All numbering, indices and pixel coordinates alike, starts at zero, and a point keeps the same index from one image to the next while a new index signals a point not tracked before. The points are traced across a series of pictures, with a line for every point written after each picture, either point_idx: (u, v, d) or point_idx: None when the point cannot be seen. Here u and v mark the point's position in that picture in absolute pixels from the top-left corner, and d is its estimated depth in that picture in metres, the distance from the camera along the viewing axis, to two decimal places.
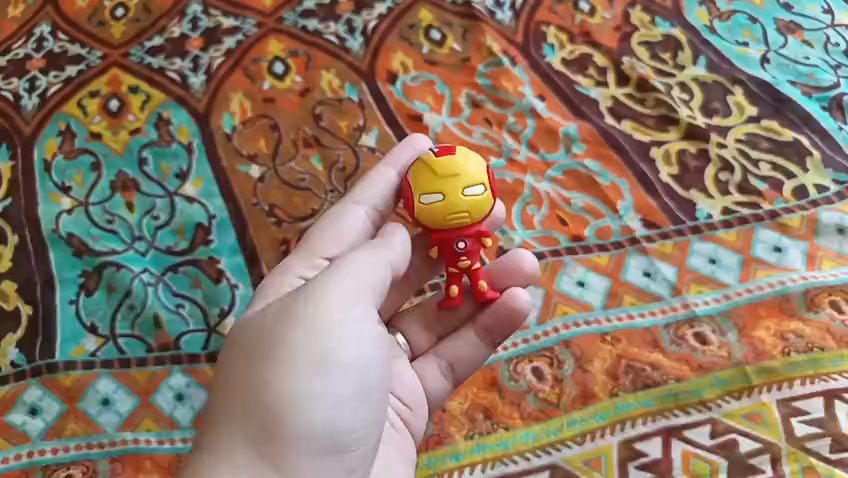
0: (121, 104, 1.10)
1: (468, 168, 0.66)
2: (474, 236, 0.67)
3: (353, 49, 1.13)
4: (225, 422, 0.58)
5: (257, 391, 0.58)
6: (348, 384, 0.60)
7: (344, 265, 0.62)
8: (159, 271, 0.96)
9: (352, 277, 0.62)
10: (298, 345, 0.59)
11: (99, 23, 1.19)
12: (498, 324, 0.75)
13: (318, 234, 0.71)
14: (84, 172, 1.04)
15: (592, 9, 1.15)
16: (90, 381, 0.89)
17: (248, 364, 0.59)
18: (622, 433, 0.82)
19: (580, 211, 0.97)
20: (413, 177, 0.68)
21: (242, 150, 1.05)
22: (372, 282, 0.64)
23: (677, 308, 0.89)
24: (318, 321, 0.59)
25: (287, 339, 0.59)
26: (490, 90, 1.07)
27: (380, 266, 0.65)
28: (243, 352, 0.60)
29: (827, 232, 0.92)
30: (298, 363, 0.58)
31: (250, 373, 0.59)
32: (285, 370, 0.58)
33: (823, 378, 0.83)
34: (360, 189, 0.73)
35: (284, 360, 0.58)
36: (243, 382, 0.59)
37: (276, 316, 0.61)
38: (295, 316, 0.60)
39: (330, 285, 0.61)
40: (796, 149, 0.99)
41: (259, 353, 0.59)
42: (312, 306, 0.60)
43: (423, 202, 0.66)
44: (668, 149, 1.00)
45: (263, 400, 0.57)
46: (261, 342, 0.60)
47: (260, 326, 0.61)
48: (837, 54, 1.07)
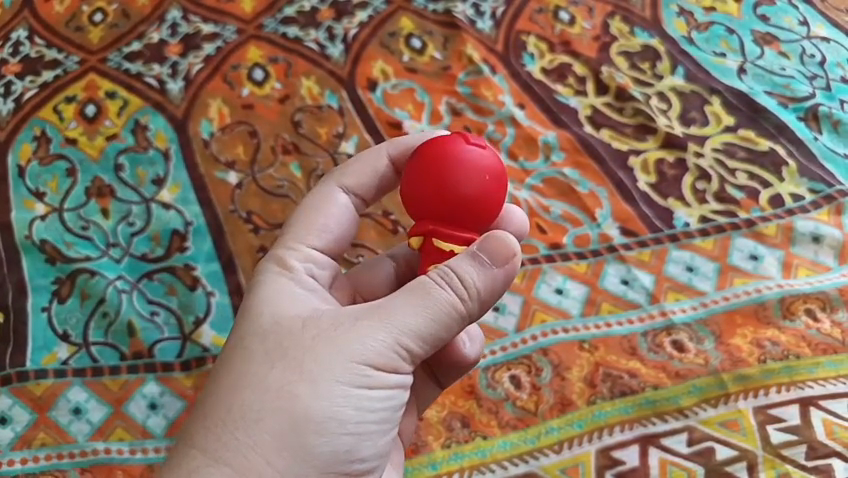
0: (98, 109, 1.09)
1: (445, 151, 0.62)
2: None
3: (334, 56, 1.12)
4: (237, 421, 0.55)
5: (282, 403, 0.55)
6: (376, 416, 0.57)
7: (436, 296, 0.55)
8: (134, 278, 0.95)
9: (437, 314, 0.56)
10: (344, 370, 0.55)
11: (77, 29, 1.18)
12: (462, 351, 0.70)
13: (301, 223, 0.66)
14: (59, 177, 1.03)
15: (572, 19, 1.16)
16: (61, 389, 0.88)
17: (280, 371, 0.56)
18: (600, 441, 0.81)
19: (559, 219, 0.97)
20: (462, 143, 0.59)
21: (220, 157, 1.04)
22: (458, 319, 0.57)
23: (655, 316, 0.89)
24: (364, 349, 0.55)
25: (333, 361, 0.55)
26: (470, 98, 1.07)
27: (470, 309, 0.57)
28: (277, 354, 0.56)
29: (803, 240, 0.93)
30: (337, 390, 0.55)
31: (279, 380, 0.55)
32: (323, 394, 0.55)
33: (799, 385, 0.83)
34: (351, 171, 0.68)
35: (321, 379, 0.55)
36: (267, 387, 0.55)
37: (323, 329, 0.57)
38: (346, 340, 0.56)
39: (406, 316, 0.55)
40: (772, 158, 1.00)
41: (294, 362, 0.56)
42: (371, 333, 0.55)
43: None
44: (646, 158, 1.01)
45: (287, 415, 0.54)
46: (298, 351, 0.56)
47: (298, 334, 0.57)
48: (813, 66, 1.08)
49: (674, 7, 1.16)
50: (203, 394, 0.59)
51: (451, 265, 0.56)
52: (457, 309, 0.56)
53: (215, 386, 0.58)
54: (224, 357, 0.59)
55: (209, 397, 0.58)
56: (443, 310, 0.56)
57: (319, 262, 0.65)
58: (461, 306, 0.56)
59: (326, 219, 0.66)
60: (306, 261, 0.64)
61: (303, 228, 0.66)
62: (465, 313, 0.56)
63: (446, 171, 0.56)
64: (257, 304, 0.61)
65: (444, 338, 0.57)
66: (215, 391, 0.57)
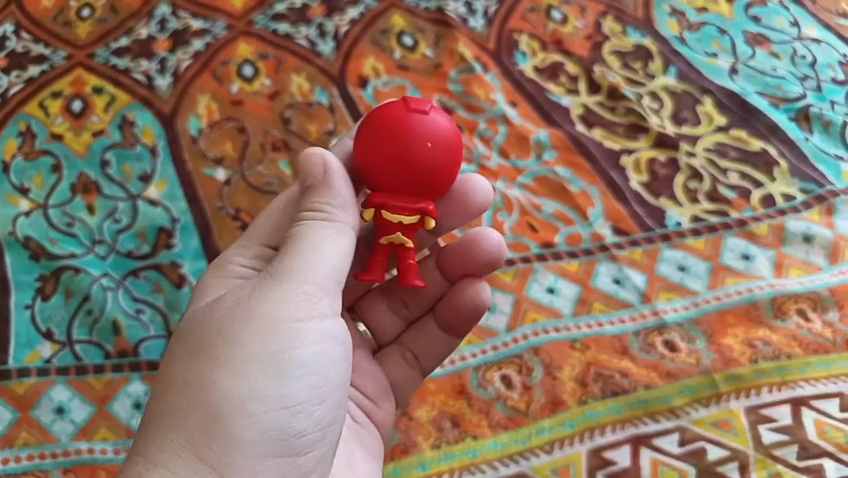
0: (85, 105, 1.07)
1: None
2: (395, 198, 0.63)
3: (324, 53, 1.11)
4: (164, 422, 0.55)
5: (203, 392, 0.55)
6: (305, 383, 0.57)
7: (322, 241, 0.59)
8: (120, 275, 0.94)
9: (323, 257, 0.58)
10: (253, 340, 0.56)
11: (64, 23, 1.16)
12: (456, 321, 0.73)
13: (258, 223, 0.68)
14: (44, 173, 1.01)
15: (564, 18, 1.15)
16: (44, 388, 0.86)
17: (197, 363, 0.56)
18: (592, 441, 0.81)
19: (550, 218, 0.96)
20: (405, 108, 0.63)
21: (208, 153, 1.03)
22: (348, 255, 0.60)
23: (646, 316, 0.89)
24: (268, 319, 0.57)
25: (239, 335, 0.56)
26: (461, 96, 1.07)
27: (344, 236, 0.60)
28: (191, 348, 0.58)
29: (795, 240, 0.93)
30: (251, 363, 0.56)
31: (197, 371, 0.56)
32: (237, 369, 0.55)
33: (791, 385, 0.83)
34: None
35: (236, 356, 0.56)
36: (188, 382, 0.56)
37: (230, 311, 0.58)
38: (250, 311, 0.57)
39: (295, 272, 0.58)
40: (764, 158, 0.99)
41: (207, 351, 0.57)
42: (266, 297, 0.57)
43: None
44: (638, 157, 1.00)
45: (208, 403, 0.55)
46: (212, 338, 0.57)
47: (210, 321, 0.58)
48: (804, 67, 1.08)
49: (666, 7, 1.16)
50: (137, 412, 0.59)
51: (312, 208, 0.60)
52: (343, 243, 0.60)
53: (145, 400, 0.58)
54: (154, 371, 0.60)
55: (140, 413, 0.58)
56: (332, 252, 0.59)
57: (271, 258, 0.66)
58: (343, 241, 0.60)
59: (282, 214, 0.66)
60: (257, 258, 0.66)
61: (265, 226, 0.67)
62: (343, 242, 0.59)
63: (412, 141, 0.60)
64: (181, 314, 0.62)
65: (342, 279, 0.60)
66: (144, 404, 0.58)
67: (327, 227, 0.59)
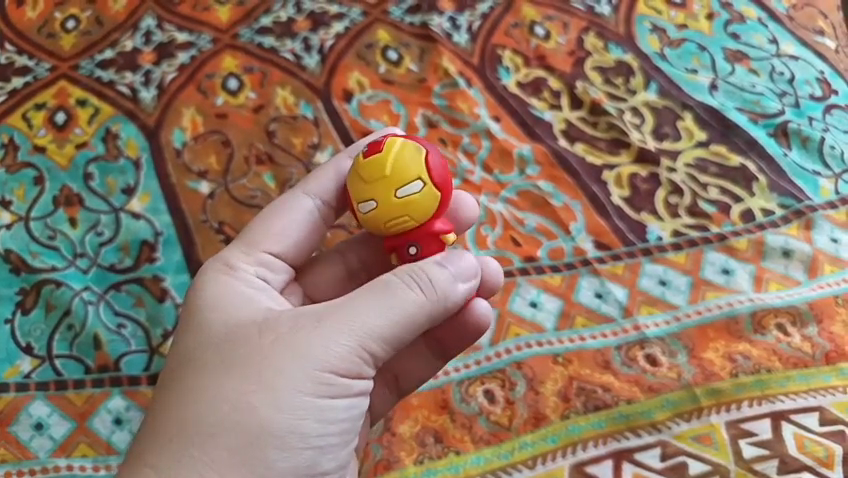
0: (68, 117, 1.07)
1: (401, 165, 0.60)
2: (424, 238, 0.62)
3: (309, 66, 1.12)
4: (194, 434, 0.57)
5: (239, 415, 0.56)
6: (337, 428, 0.59)
7: (405, 304, 0.58)
8: (101, 289, 0.93)
9: (397, 318, 0.58)
10: (301, 377, 0.57)
11: (49, 35, 1.16)
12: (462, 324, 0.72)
13: (264, 226, 0.69)
14: (26, 185, 1.01)
15: (547, 33, 1.16)
16: (23, 404, 0.86)
17: (237, 382, 0.58)
18: (574, 456, 0.81)
19: (533, 232, 0.97)
20: (350, 182, 0.62)
21: (192, 166, 1.02)
22: (426, 324, 0.60)
23: (628, 330, 0.89)
24: (322, 361, 0.57)
25: (288, 368, 0.57)
26: (445, 110, 1.07)
27: (431, 305, 0.59)
28: (234, 364, 0.59)
29: (773, 254, 0.94)
30: (293, 400, 0.57)
31: (237, 391, 0.57)
32: (279, 403, 0.57)
33: (770, 399, 0.83)
34: (315, 179, 0.70)
35: (280, 388, 0.57)
36: (227, 401, 0.57)
37: (281, 337, 0.58)
38: (301, 348, 0.57)
39: (366, 320, 0.58)
40: (743, 174, 1.01)
41: (252, 374, 0.57)
42: (323, 336, 0.58)
43: (361, 212, 0.61)
44: (620, 172, 1.01)
45: (244, 426, 0.56)
46: (260, 363, 0.58)
47: (258, 345, 0.59)
48: (783, 83, 1.09)
49: (648, 23, 1.17)
50: (158, 399, 0.61)
51: (416, 268, 0.59)
52: (425, 312, 0.59)
53: (171, 395, 0.60)
54: (182, 367, 0.61)
55: (163, 405, 0.60)
56: (410, 317, 0.59)
57: (272, 266, 0.68)
58: (425, 310, 0.59)
59: (283, 225, 0.69)
60: (259, 267, 0.67)
61: (265, 234, 0.69)
62: (429, 311, 0.59)
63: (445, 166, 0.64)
64: (211, 310, 0.63)
65: (405, 340, 0.60)
66: (170, 398, 0.60)
67: (414, 298, 0.58)
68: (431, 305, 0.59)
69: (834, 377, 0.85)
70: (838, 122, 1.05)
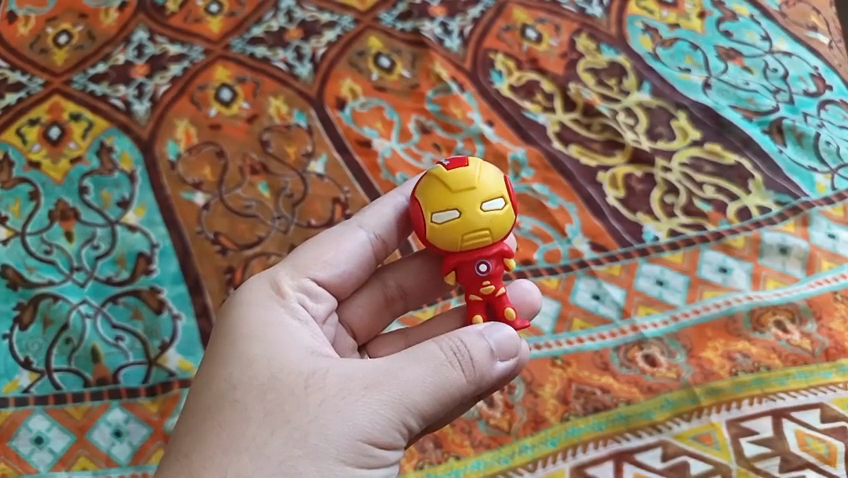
0: (62, 132, 1.07)
1: (484, 181, 0.62)
2: (496, 256, 0.63)
3: (302, 75, 1.12)
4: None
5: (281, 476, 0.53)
6: None
7: (451, 377, 0.58)
8: (98, 302, 0.93)
9: (443, 393, 0.57)
10: (346, 445, 0.54)
11: (41, 51, 1.16)
12: None
13: (311, 254, 0.68)
14: (21, 201, 1.01)
15: (539, 36, 1.16)
16: (22, 418, 0.86)
17: (282, 440, 0.54)
18: (574, 458, 0.81)
19: (529, 235, 0.97)
20: (424, 192, 0.63)
21: (187, 178, 1.03)
22: (462, 400, 0.60)
23: (625, 332, 0.89)
24: (369, 430, 0.55)
25: (334, 434, 0.54)
26: (439, 115, 1.08)
27: (473, 381, 0.59)
28: (277, 419, 0.55)
29: (771, 252, 0.94)
30: (337, 468, 0.54)
31: (280, 450, 0.54)
32: (323, 470, 0.54)
33: (771, 397, 0.83)
34: (370, 213, 0.70)
35: (325, 453, 0.54)
36: (268, 460, 0.53)
37: (328, 397, 0.56)
38: (351, 413, 0.55)
39: (415, 392, 0.56)
40: (738, 172, 1.00)
41: (296, 432, 0.54)
42: (372, 403, 0.56)
43: (436, 221, 0.62)
44: (614, 173, 1.01)
45: None
46: (305, 422, 0.55)
47: (304, 402, 0.56)
48: (777, 80, 1.09)
49: (640, 24, 1.17)
50: (183, 439, 0.57)
51: (464, 342, 0.59)
52: (466, 390, 0.59)
53: (203, 441, 0.55)
54: (211, 411, 0.57)
55: (193, 449, 0.55)
56: (453, 392, 0.58)
57: (315, 295, 0.67)
58: (468, 386, 0.59)
59: (334, 252, 0.68)
60: (301, 292, 0.66)
61: (311, 260, 0.68)
62: (469, 390, 0.59)
63: None
64: (250, 349, 0.60)
65: (442, 414, 0.59)
66: (202, 444, 0.55)
67: (461, 373, 0.58)
68: (473, 382, 0.59)
69: (834, 374, 0.84)
70: (833, 118, 1.05)
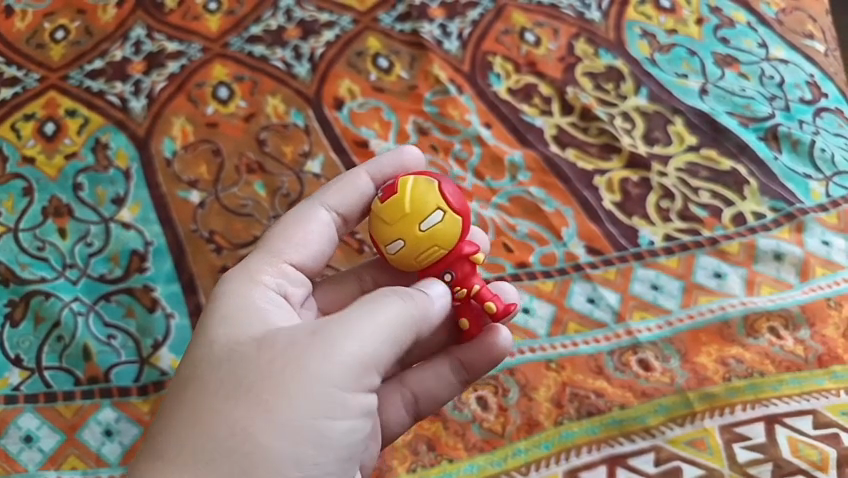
0: (57, 128, 1.07)
1: (419, 201, 0.62)
2: (457, 262, 0.64)
3: (300, 75, 1.12)
4: (186, 461, 0.53)
5: (274, 457, 0.53)
6: (338, 455, 0.55)
7: (393, 315, 0.57)
8: (91, 300, 0.92)
9: (389, 333, 0.57)
10: (301, 395, 0.54)
11: (38, 46, 1.16)
12: (475, 361, 0.69)
13: (278, 236, 0.67)
14: (15, 197, 1.00)
15: (537, 40, 1.16)
16: (12, 416, 0.85)
17: (237, 403, 0.54)
18: (567, 462, 0.81)
19: (525, 238, 0.97)
20: (370, 229, 0.65)
21: (182, 176, 1.02)
22: (412, 339, 0.59)
23: (620, 335, 0.89)
24: (322, 378, 0.54)
25: (287, 386, 0.54)
26: (436, 117, 1.08)
27: (418, 320, 0.59)
28: (232, 384, 0.55)
29: (765, 258, 0.94)
30: (296, 420, 0.53)
31: (237, 414, 0.53)
32: (279, 425, 0.53)
33: (764, 403, 0.83)
34: (333, 193, 0.69)
35: (314, 425, 0.54)
36: (225, 425, 0.53)
37: (279, 353, 0.55)
38: (303, 362, 0.55)
39: (363, 334, 0.56)
40: (734, 177, 1.01)
41: (251, 392, 0.54)
42: (319, 351, 0.55)
43: (387, 253, 0.63)
44: (611, 178, 1.01)
45: (240, 453, 0.52)
46: (257, 381, 0.54)
47: (255, 361, 0.55)
48: (773, 87, 1.09)
49: (638, 29, 1.17)
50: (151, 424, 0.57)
51: (412, 291, 0.60)
52: (411, 324, 0.59)
53: (165, 423, 0.55)
54: (175, 391, 0.57)
55: (157, 431, 0.56)
56: (399, 328, 0.58)
57: (291, 278, 0.65)
58: (412, 323, 0.58)
59: (306, 236, 0.67)
60: (280, 277, 0.65)
61: (278, 243, 0.66)
62: (415, 326, 0.59)
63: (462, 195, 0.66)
64: (209, 323, 0.60)
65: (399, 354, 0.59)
66: (164, 426, 0.55)
67: (401, 306, 0.58)
68: (416, 318, 0.59)
69: (827, 380, 0.85)
70: (828, 125, 1.05)
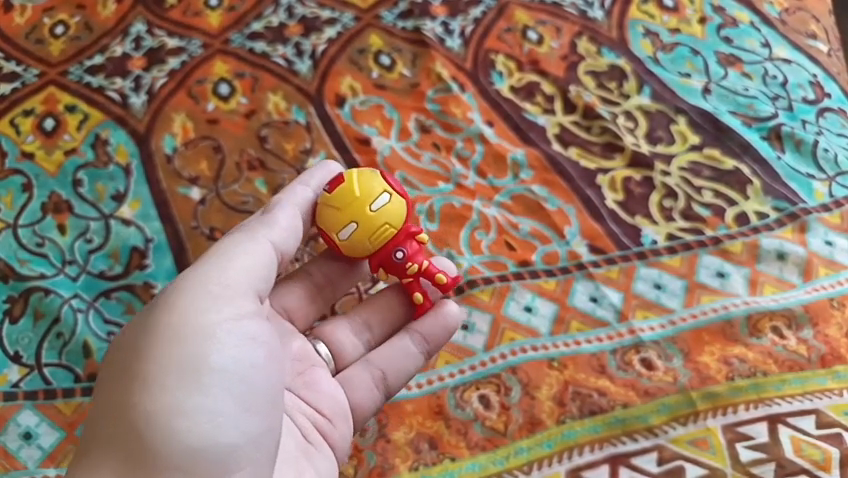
0: (57, 123, 1.06)
1: (367, 188, 0.73)
2: (406, 239, 0.74)
3: (301, 72, 1.11)
4: (90, 445, 0.60)
5: (167, 405, 0.60)
6: (225, 390, 0.62)
7: (225, 261, 0.68)
8: (91, 296, 0.92)
9: (230, 273, 0.68)
10: (165, 347, 0.62)
11: (37, 41, 1.15)
12: (433, 333, 0.77)
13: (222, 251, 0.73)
14: (14, 192, 1.00)
15: (540, 38, 1.16)
16: (11, 413, 0.84)
17: (119, 379, 0.62)
18: (570, 460, 0.80)
19: (527, 236, 0.97)
20: (321, 222, 0.74)
21: (183, 173, 1.02)
22: (260, 270, 0.70)
23: (623, 334, 0.89)
24: (182, 323, 0.63)
25: (152, 346, 0.62)
26: (438, 115, 1.07)
27: (263, 252, 0.71)
28: (115, 370, 0.63)
29: (768, 257, 0.94)
30: (169, 370, 0.61)
31: (121, 387, 0.61)
32: (153, 377, 0.61)
33: (766, 403, 0.83)
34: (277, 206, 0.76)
35: (193, 369, 0.62)
36: (115, 399, 0.61)
37: (142, 325, 0.64)
38: (160, 322, 0.64)
39: (209, 279, 0.67)
40: (737, 177, 1.00)
41: (128, 365, 0.62)
42: (164, 314, 0.64)
43: (342, 238, 0.73)
44: (614, 176, 1.01)
45: (127, 415, 0.60)
46: (131, 354, 0.63)
47: (129, 341, 0.64)
48: (776, 87, 1.09)
49: (641, 28, 1.17)
50: None
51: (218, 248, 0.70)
52: (250, 256, 0.70)
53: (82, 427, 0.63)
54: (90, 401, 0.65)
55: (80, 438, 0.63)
56: (237, 266, 0.68)
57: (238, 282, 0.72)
58: (243, 260, 0.69)
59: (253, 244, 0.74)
60: None
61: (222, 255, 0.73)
62: (263, 257, 0.71)
63: None
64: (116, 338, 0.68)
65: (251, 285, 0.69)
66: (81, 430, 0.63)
67: (242, 246, 0.70)
68: (249, 255, 0.70)
69: (830, 380, 0.84)
70: (831, 125, 1.05)
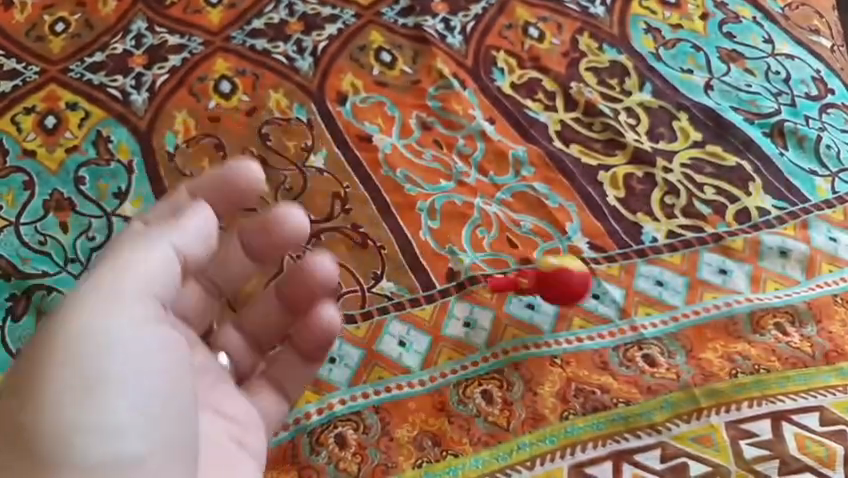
0: (58, 121, 1.06)
1: None
2: None
3: (302, 69, 1.11)
4: None
5: (64, 422, 0.52)
6: (126, 409, 0.54)
7: (118, 254, 0.60)
8: None
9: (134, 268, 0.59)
10: (71, 363, 0.53)
11: (37, 38, 1.15)
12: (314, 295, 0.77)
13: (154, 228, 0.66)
14: (16, 190, 1.00)
15: (541, 34, 1.16)
16: None
17: (19, 404, 0.52)
18: (573, 457, 0.80)
19: (529, 233, 0.96)
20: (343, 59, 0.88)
21: (184, 170, 1.01)
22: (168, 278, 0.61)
23: (625, 331, 0.89)
24: (71, 328, 0.54)
25: (57, 362, 0.53)
26: (440, 112, 1.07)
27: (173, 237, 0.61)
28: (10, 394, 0.53)
29: (771, 254, 0.94)
30: (72, 383, 0.53)
31: (25, 414, 0.52)
32: (52, 392, 0.52)
33: (769, 400, 0.83)
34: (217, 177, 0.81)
35: (92, 380, 0.53)
36: (17, 426, 0.52)
37: (48, 333, 0.54)
38: (56, 336, 0.54)
39: (125, 257, 0.59)
40: (739, 173, 1.00)
41: (24, 388, 0.53)
42: (66, 321, 0.55)
43: None
44: (615, 173, 1.01)
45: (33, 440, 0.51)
46: (30, 371, 0.53)
47: (30, 353, 0.54)
48: (778, 83, 1.09)
49: (642, 24, 1.17)
50: None
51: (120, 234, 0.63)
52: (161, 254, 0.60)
53: None
54: None
55: None
56: (150, 265, 0.60)
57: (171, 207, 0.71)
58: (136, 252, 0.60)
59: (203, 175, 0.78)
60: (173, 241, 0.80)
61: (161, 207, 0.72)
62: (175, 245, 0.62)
63: None
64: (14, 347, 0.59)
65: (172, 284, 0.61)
66: None
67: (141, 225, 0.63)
68: (142, 247, 0.60)
69: (833, 377, 0.84)
70: (834, 121, 1.05)
